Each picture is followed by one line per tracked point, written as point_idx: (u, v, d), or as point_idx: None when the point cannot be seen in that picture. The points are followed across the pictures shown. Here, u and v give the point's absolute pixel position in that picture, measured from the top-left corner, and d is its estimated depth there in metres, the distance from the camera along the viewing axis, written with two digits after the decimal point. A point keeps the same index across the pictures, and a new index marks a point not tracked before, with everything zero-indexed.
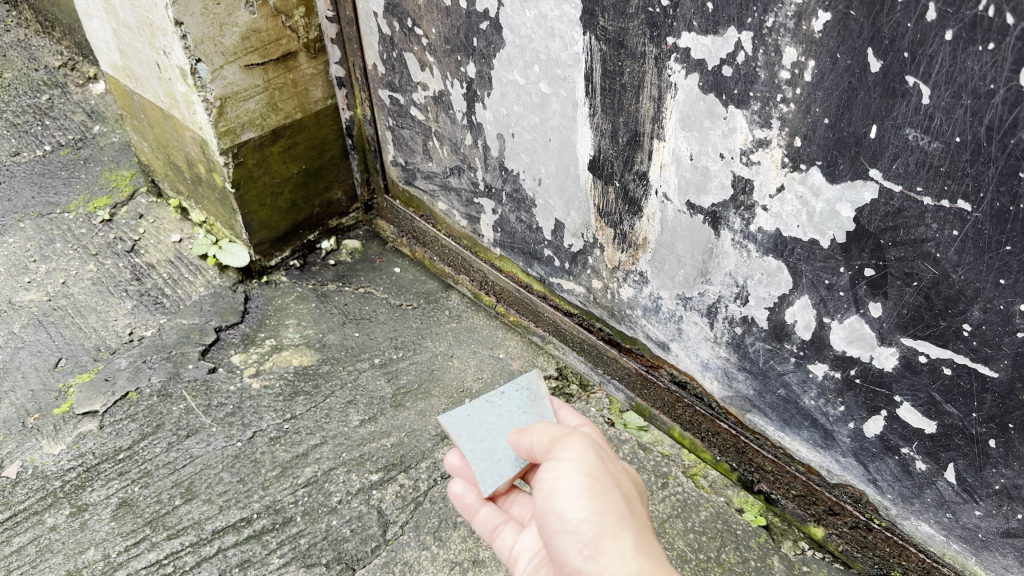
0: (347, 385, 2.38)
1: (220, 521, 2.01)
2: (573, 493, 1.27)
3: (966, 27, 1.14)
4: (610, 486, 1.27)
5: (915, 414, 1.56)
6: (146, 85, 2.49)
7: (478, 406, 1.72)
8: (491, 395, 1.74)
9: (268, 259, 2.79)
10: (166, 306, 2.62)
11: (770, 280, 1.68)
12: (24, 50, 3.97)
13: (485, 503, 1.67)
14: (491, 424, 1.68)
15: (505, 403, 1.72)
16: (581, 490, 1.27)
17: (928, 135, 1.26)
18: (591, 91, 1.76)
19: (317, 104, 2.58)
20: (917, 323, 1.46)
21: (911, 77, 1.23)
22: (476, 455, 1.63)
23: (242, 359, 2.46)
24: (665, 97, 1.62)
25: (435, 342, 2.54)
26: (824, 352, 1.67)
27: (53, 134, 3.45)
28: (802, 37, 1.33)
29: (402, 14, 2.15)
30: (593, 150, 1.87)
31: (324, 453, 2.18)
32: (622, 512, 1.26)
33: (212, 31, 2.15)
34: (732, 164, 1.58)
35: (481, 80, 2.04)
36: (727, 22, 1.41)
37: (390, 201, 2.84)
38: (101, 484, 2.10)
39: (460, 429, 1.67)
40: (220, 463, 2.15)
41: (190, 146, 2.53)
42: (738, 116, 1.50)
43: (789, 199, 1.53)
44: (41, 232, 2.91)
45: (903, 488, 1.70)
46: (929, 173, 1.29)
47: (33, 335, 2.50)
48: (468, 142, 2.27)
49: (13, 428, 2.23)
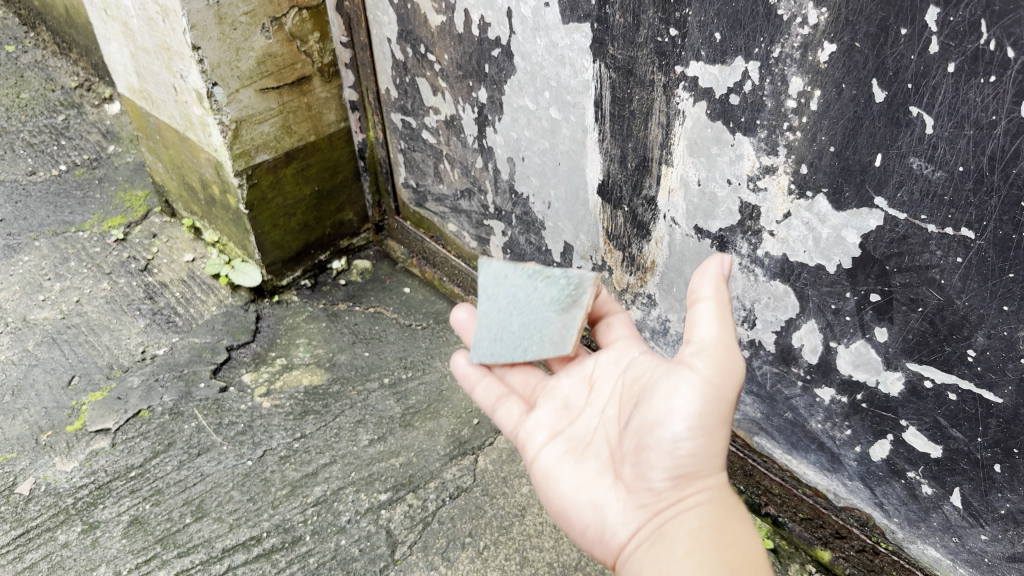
0: (357, 405, 2.41)
1: (230, 539, 2.03)
2: (690, 419, 1.23)
3: (969, 60, 1.16)
4: (726, 422, 1.25)
5: (920, 438, 1.58)
6: (163, 108, 2.53)
7: (520, 278, 1.74)
8: (540, 271, 1.69)
9: (280, 279, 2.82)
10: (179, 325, 2.65)
11: (777, 304, 1.70)
12: (41, 71, 4.03)
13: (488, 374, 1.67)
14: (517, 301, 1.73)
15: (546, 291, 1.66)
16: (700, 419, 1.23)
17: (931, 164, 1.28)
18: (600, 117, 1.79)
19: (330, 127, 2.62)
20: (923, 349, 1.48)
21: (915, 108, 1.26)
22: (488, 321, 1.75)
23: (253, 379, 2.49)
24: (673, 124, 1.64)
25: (444, 362, 2.56)
26: (831, 376, 1.68)
27: (68, 154, 3.50)
28: (808, 67, 1.36)
29: (415, 40, 2.19)
30: (602, 174, 1.90)
31: (334, 472, 2.20)
32: (724, 452, 1.26)
33: (228, 56, 2.19)
34: (740, 191, 1.60)
35: (492, 105, 2.08)
36: (734, 52, 1.44)
37: (400, 222, 2.87)
38: (113, 501, 2.12)
39: (491, 284, 1.79)
40: (231, 481, 2.17)
41: (205, 167, 2.57)
42: (746, 143, 1.53)
43: (796, 225, 1.55)
44: (55, 250, 2.95)
45: (910, 512, 1.71)
46: (933, 201, 1.32)
47: (47, 353, 2.54)
48: (478, 165, 2.30)
49: (26, 445, 2.26)
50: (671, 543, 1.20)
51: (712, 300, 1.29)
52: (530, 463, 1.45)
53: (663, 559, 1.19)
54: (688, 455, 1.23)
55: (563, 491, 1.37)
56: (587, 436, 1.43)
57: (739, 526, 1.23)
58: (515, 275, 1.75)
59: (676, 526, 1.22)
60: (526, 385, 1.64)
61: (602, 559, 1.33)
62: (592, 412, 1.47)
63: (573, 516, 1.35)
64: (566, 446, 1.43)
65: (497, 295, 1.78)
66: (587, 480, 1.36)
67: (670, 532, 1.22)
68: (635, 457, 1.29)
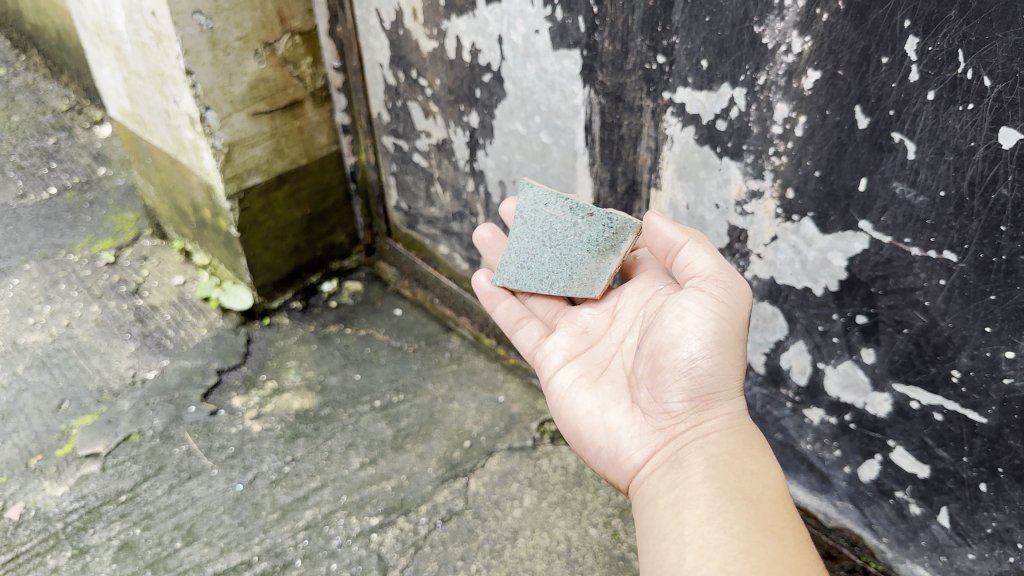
0: (348, 428, 2.40)
1: (220, 563, 2.02)
2: (706, 342, 1.37)
3: (947, 88, 1.19)
4: (739, 344, 1.41)
5: (908, 458, 1.60)
6: (155, 131, 2.54)
7: (558, 209, 1.75)
8: (579, 206, 1.71)
9: (271, 301, 2.83)
10: (169, 348, 2.65)
11: (766, 325, 1.71)
12: (32, 94, 4.04)
13: (508, 297, 1.84)
14: (553, 232, 1.78)
15: (583, 227, 1.72)
16: (715, 341, 1.38)
17: (913, 189, 1.31)
18: (590, 141, 1.82)
19: (322, 150, 2.64)
20: (908, 370, 1.49)
21: (897, 134, 1.28)
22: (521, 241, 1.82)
23: (243, 402, 2.48)
24: (662, 148, 1.67)
25: (435, 385, 2.56)
26: (819, 397, 1.70)
27: (58, 177, 3.51)
28: (793, 94, 1.38)
29: (406, 65, 2.21)
30: (592, 198, 1.92)
31: (324, 496, 2.20)
32: (736, 373, 1.43)
33: (220, 80, 2.21)
34: (727, 214, 1.63)
35: (483, 129, 2.10)
36: (721, 79, 1.47)
37: (392, 244, 2.90)
38: (102, 526, 2.11)
39: (528, 207, 1.80)
40: (221, 506, 2.16)
41: (196, 190, 2.58)
42: (733, 167, 1.55)
43: (783, 248, 1.57)
44: (45, 274, 2.94)
45: (899, 531, 1.72)
46: (915, 225, 1.34)
47: (36, 376, 2.53)
48: (469, 188, 2.32)
49: (15, 469, 2.25)
50: (686, 464, 1.36)
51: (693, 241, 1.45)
52: (549, 385, 1.61)
53: (679, 480, 1.34)
54: (702, 376, 1.40)
55: (580, 413, 1.54)
56: (603, 363, 1.60)
57: (748, 447, 1.39)
58: (554, 204, 1.76)
59: (691, 447, 1.39)
60: (548, 310, 1.81)
61: (614, 477, 1.50)
62: (610, 342, 1.64)
63: (588, 437, 1.52)
64: (580, 370, 1.60)
65: (533, 219, 1.80)
66: (603, 404, 1.52)
67: (686, 454, 1.38)
68: (652, 381, 1.45)
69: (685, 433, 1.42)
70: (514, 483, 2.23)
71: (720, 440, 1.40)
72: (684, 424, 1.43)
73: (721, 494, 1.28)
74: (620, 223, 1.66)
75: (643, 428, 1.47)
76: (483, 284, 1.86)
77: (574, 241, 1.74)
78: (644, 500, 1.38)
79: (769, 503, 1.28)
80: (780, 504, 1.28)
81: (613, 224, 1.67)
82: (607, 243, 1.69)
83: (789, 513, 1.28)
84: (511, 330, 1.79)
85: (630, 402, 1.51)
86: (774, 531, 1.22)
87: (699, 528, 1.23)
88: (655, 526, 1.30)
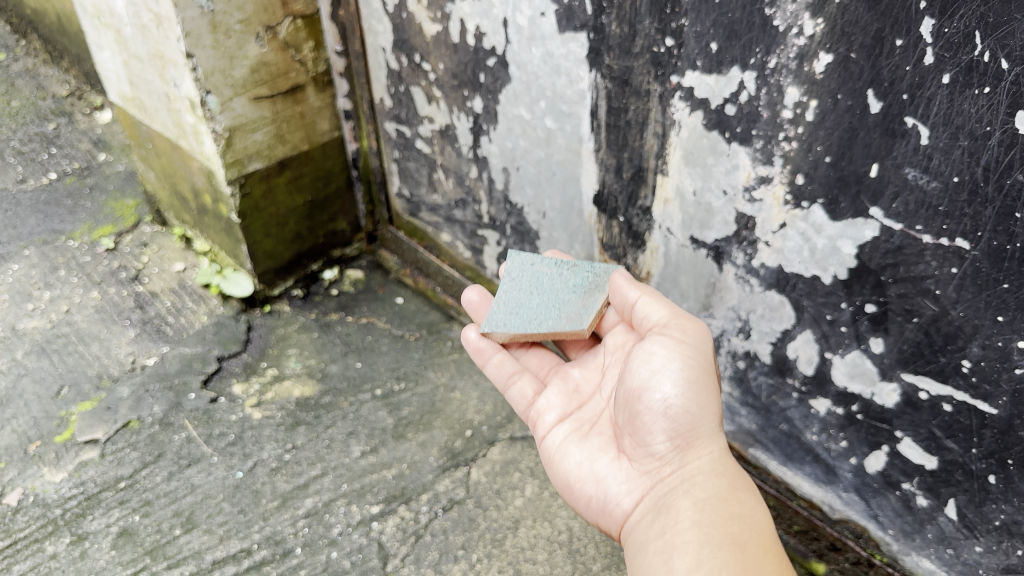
0: (348, 417, 2.38)
1: (220, 551, 2.01)
2: (676, 381, 1.44)
3: (963, 71, 1.16)
4: (711, 388, 1.46)
5: (915, 449, 1.58)
6: (155, 116, 2.52)
7: (546, 265, 1.92)
8: (566, 260, 1.91)
9: (272, 288, 2.80)
10: (169, 335, 2.63)
11: (773, 314, 1.69)
12: (32, 79, 4.02)
13: (498, 350, 1.87)
14: (541, 285, 1.91)
15: (569, 277, 1.89)
16: (684, 380, 1.44)
17: (926, 175, 1.29)
18: (596, 126, 1.79)
19: (324, 136, 2.61)
20: (918, 360, 1.47)
21: (910, 119, 1.26)
22: (510, 296, 1.91)
23: (243, 389, 2.47)
24: (669, 134, 1.64)
25: (437, 373, 2.54)
26: (826, 387, 1.68)
27: (58, 163, 3.48)
28: (804, 78, 1.36)
29: (409, 50, 2.19)
30: (598, 184, 1.90)
31: (325, 484, 2.18)
32: (716, 415, 1.45)
33: (221, 63, 2.18)
34: (735, 201, 1.60)
35: (487, 115, 2.07)
36: (730, 62, 1.45)
37: (393, 231, 2.86)
38: (101, 512, 2.09)
39: (515, 268, 1.94)
40: (221, 493, 2.15)
41: (197, 176, 2.55)
42: (742, 153, 1.53)
43: (791, 235, 1.55)
44: (45, 259, 2.92)
45: (905, 524, 1.71)
46: (928, 212, 1.32)
47: (35, 362, 2.51)
48: (473, 175, 2.29)
49: (14, 455, 2.23)
50: (674, 509, 1.37)
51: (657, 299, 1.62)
52: (541, 441, 1.67)
53: (667, 526, 1.35)
54: (679, 415, 1.43)
55: (570, 465, 1.58)
56: (593, 419, 1.66)
57: (734, 489, 1.39)
58: (542, 262, 1.93)
59: (674, 490, 1.41)
60: (539, 366, 1.86)
61: (608, 527, 1.53)
62: (600, 397, 1.70)
63: (579, 488, 1.56)
64: (572, 427, 1.65)
65: (519, 278, 1.93)
66: (592, 455, 1.57)
67: (672, 498, 1.39)
68: (633, 428, 1.50)
69: (670, 477, 1.44)
70: (516, 473, 2.21)
71: (704, 480, 1.40)
72: (669, 466, 1.45)
73: (708, 540, 1.28)
74: (605, 266, 1.86)
75: (631, 474, 1.50)
76: (472, 339, 1.87)
77: (562, 289, 1.88)
78: (633, 546, 1.39)
79: (753, 546, 1.27)
80: (769, 547, 1.27)
81: (599, 268, 1.85)
82: (594, 284, 1.85)
83: (778, 557, 1.27)
84: (504, 386, 1.82)
85: (617, 452, 1.55)
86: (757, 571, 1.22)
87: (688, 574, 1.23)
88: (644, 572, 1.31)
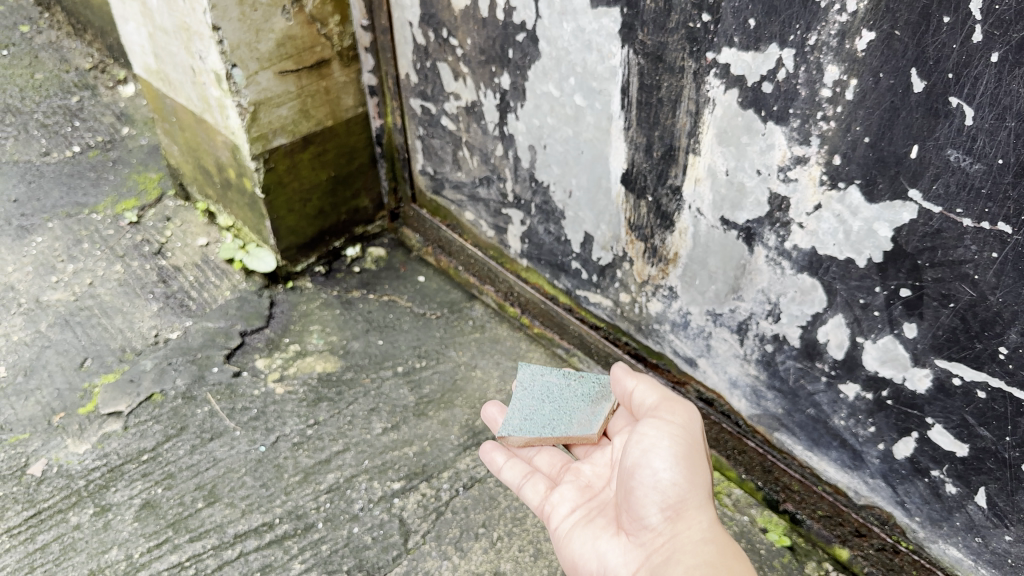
0: (370, 393, 2.39)
1: (242, 525, 2.02)
2: (668, 451, 1.47)
3: (1013, 50, 1.13)
4: (702, 467, 1.48)
5: (946, 436, 1.56)
6: (180, 89, 2.51)
7: (557, 376, 2.03)
8: (575, 371, 2.03)
9: (295, 265, 2.80)
10: (192, 309, 2.64)
11: (804, 298, 1.67)
12: (56, 52, 4.02)
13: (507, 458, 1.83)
14: (551, 391, 2.00)
15: (579, 385, 1.99)
16: (677, 455, 1.47)
17: (969, 157, 1.26)
18: (627, 104, 1.77)
19: (349, 112, 2.59)
20: (953, 346, 1.45)
21: (955, 98, 1.23)
22: (521, 403, 1.98)
23: (266, 364, 2.47)
24: (702, 112, 1.62)
25: (458, 352, 2.54)
26: (856, 372, 1.66)
27: (82, 136, 3.49)
28: (845, 56, 1.33)
29: (437, 24, 2.17)
30: (627, 163, 1.87)
31: (347, 460, 2.18)
32: (706, 491, 1.47)
33: (248, 37, 2.17)
34: (769, 181, 1.58)
35: (515, 91, 2.05)
36: (768, 39, 1.42)
37: (416, 209, 2.85)
38: (124, 484, 2.10)
39: (527, 377, 2.04)
40: (244, 467, 2.16)
41: (221, 151, 2.55)
42: (778, 132, 1.50)
43: (826, 217, 1.52)
44: (69, 232, 2.94)
45: (932, 511, 1.69)
46: (969, 194, 1.29)
47: (59, 334, 2.52)
48: (498, 153, 2.27)
49: (38, 426, 2.25)
50: None
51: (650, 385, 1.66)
52: (550, 529, 1.66)
53: None
54: (669, 488, 1.45)
55: (575, 546, 1.58)
56: (601, 502, 1.66)
57: (725, 561, 1.40)
58: (552, 373, 2.04)
59: (669, 563, 1.41)
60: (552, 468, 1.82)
61: None
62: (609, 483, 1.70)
63: (583, 567, 1.56)
64: (581, 510, 1.65)
65: (529, 386, 2.02)
66: (595, 533, 1.58)
67: (666, 572, 1.39)
68: (630, 503, 1.51)
69: (662, 551, 1.44)
70: None
71: (696, 549, 1.41)
72: (662, 538, 1.46)
73: None
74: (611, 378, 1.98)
75: (630, 548, 1.51)
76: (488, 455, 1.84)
77: (571, 396, 1.96)
78: None
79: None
80: None
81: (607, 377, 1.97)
82: (602, 391, 1.93)
83: None
84: (517, 487, 1.78)
85: (618, 529, 1.56)
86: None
87: None
88: None
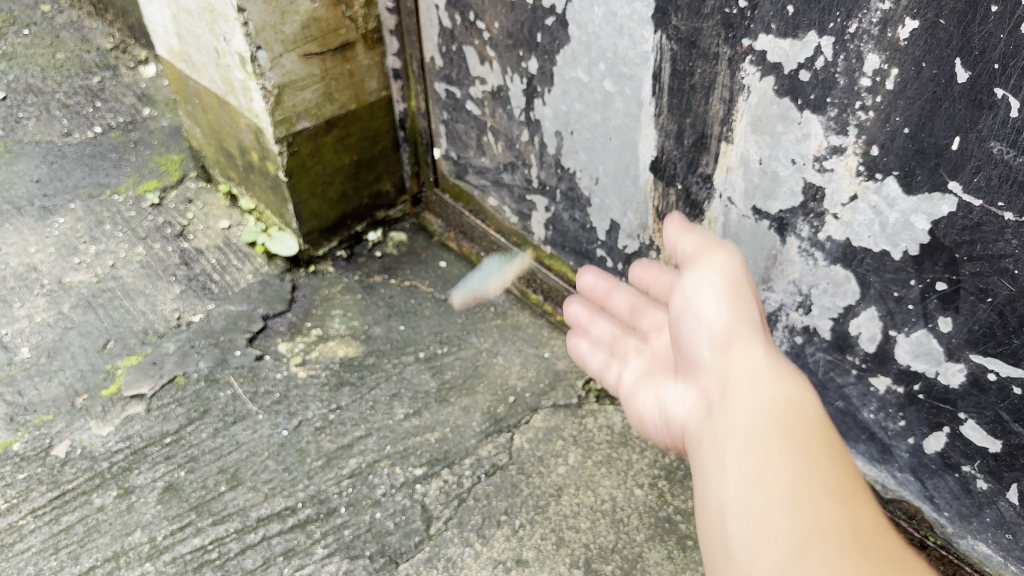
0: (392, 378, 2.38)
1: (265, 508, 2.02)
2: (716, 330, 1.33)
3: None
4: (757, 322, 1.33)
5: (979, 432, 1.53)
6: (203, 71, 2.50)
7: None
8: None
9: (317, 249, 2.79)
10: (215, 292, 2.64)
11: (837, 289, 1.64)
12: (77, 31, 4.01)
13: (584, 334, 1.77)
14: None
15: None
16: (728, 296, 1.34)
17: (1014, 149, 1.23)
18: (658, 90, 1.74)
19: (372, 95, 2.58)
20: (989, 341, 1.42)
21: (1000, 89, 1.20)
22: None
23: (288, 348, 2.47)
24: (736, 100, 1.59)
25: (480, 338, 2.53)
26: (887, 365, 1.64)
27: (103, 116, 3.48)
28: (886, 44, 1.30)
29: (464, 7, 2.14)
30: (656, 151, 1.85)
31: (369, 445, 2.18)
32: (763, 332, 1.32)
33: (273, 19, 2.15)
34: (804, 170, 1.55)
35: (542, 76, 2.03)
36: (807, 26, 1.39)
37: (439, 194, 2.83)
38: (147, 467, 2.11)
39: None
40: (266, 451, 2.16)
41: (244, 133, 2.54)
42: (814, 121, 1.48)
43: (862, 208, 1.50)
44: (90, 213, 2.94)
45: (962, 506, 1.67)
46: (1013, 187, 1.26)
47: (82, 316, 2.53)
48: (524, 138, 2.25)
49: (61, 408, 2.26)
50: (721, 450, 1.18)
51: (694, 245, 1.43)
52: (616, 384, 1.62)
53: (718, 449, 1.19)
54: (718, 333, 1.32)
55: (641, 407, 1.50)
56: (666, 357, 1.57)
57: (810, 423, 1.15)
58: None
59: (725, 398, 1.26)
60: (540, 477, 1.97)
61: (674, 444, 1.43)
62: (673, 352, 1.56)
63: (654, 428, 1.46)
64: (644, 366, 1.58)
65: None
66: (659, 390, 1.49)
67: (718, 429, 1.23)
68: (681, 355, 1.42)
69: (716, 382, 1.30)
70: (559, 440, 2.20)
71: (752, 380, 1.24)
72: (715, 374, 1.31)
73: (753, 437, 1.15)
74: None
75: (692, 396, 1.38)
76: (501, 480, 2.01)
77: None
78: (694, 456, 1.26)
79: (812, 441, 1.12)
80: (823, 432, 1.14)
81: None
82: None
83: (829, 436, 1.14)
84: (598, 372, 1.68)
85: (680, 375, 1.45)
86: (818, 492, 1.03)
87: (739, 459, 1.14)
88: (703, 477, 1.18)
